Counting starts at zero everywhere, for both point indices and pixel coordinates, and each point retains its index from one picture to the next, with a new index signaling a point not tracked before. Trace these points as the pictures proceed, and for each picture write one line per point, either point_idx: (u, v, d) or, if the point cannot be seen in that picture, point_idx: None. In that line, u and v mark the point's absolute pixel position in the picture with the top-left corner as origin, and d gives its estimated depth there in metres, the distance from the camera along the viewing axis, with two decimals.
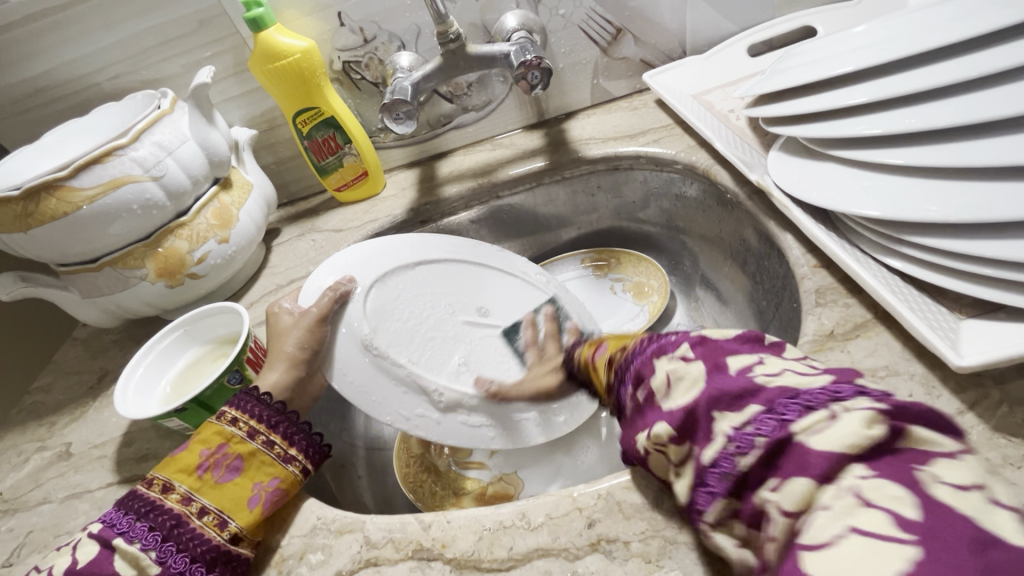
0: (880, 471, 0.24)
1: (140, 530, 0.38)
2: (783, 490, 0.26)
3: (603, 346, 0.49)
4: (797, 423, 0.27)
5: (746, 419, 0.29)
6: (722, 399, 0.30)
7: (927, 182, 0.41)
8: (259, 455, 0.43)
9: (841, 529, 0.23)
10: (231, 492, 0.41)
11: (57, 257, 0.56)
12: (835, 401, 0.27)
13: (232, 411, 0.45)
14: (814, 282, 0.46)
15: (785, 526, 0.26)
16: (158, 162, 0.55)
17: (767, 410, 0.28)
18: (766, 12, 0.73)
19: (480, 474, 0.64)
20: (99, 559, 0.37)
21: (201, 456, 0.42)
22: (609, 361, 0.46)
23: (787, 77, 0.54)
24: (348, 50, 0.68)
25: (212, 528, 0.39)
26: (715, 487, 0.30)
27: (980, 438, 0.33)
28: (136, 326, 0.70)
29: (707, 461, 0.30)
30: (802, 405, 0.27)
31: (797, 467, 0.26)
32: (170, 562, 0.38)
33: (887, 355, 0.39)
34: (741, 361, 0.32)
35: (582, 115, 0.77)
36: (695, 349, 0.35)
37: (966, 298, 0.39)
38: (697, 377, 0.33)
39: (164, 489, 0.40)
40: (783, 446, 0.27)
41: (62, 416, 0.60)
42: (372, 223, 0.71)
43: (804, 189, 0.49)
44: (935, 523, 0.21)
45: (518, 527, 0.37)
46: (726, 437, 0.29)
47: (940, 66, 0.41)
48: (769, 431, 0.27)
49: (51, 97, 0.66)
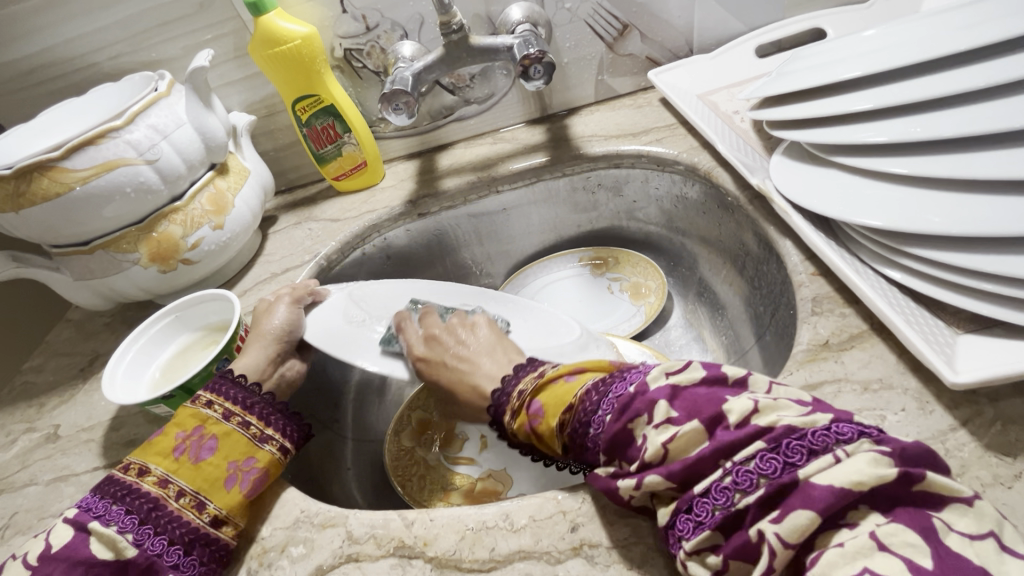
0: (895, 517, 0.27)
1: (116, 514, 0.38)
2: (784, 526, 0.27)
3: (539, 406, 0.40)
4: (804, 468, 0.28)
5: (749, 455, 0.30)
6: (725, 441, 0.30)
7: (929, 193, 0.40)
8: (234, 434, 0.43)
9: (856, 570, 0.25)
10: (207, 474, 0.41)
11: (50, 239, 0.56)
12: (840, 443, 0.29)
13: (207, 394, 0.45)
14: (811, 290, 0.45)
15: (785, 557, 0.27)
16: (153, 146, 0.55)
17: (772, 449, 0.29)
18: (776, 13, 0.72)
19: (469, 470, 0.63)
20: (75, 543, 0.37)
21: (177, 439, 0.42)
22: (557, 429, 0.39)
23: (793, 80, 0.53)
24: (350, 37, 0.67)
25: (191, 510, 0.39)
26: (702, 514, 0.30)
27: (971, 456, 0.33)
28: (129, 310, 0.70)
29: (701, 491, 0.31)
30: (808, 449, 0.29)
31: (801, 501, 0.27)
32: (147, 544, 0.37)
33: (881, 367, 0.38)
34: (739, 411, 0.31)
35: (586, 111, 0.76)
36: (676, 406, 0.33)
37: (964, 312, 0.38)
38: (696, 439, 0.31)
39: (140, 473, 0.40)
40: (789, 489, 0.28)
41: (51, 398, 0.60)
42: (368, 214, 0.71)
43: (807, 196, 0.48)
44: (946, 570, 0.24)
45: (500, 529, 0.37)
46: (726, 472, 0.30)
47: (950, 75, 0.41)
48: (773, 472, 0.29)
49: (47, 76, 0.66)
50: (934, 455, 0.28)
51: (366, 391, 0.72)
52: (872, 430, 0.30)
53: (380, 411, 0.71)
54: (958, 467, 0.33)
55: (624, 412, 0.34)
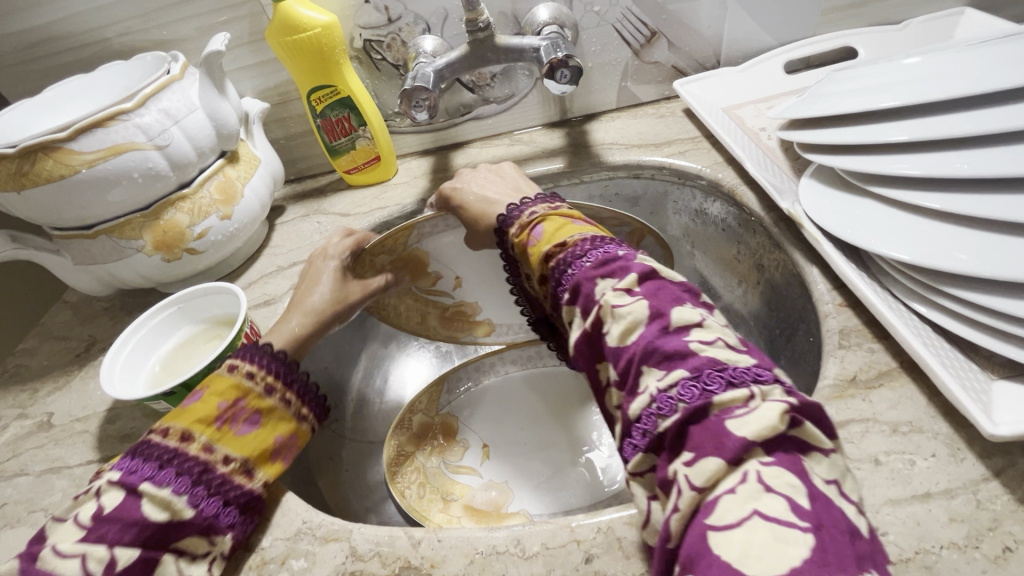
0: (779, 460, 0.27)
1: (168, 476, 0.37)
2: (694, 468, 0.28)
3: (542, 230, 0.45)
4: (717, 396, 0.29)
5: (672, 382, 0.31)
6: (655, 352, 0.32)
7: (965, 232, 0.39)
8: (277, 411, 0.44)
9: (746, 512, 0.26)
10: (253, 445, 0.42)
11: (51, 221, 0.54)
12: (756, 382, 0.30)
13: (246, 365, 0.44)
14: (838, 322, 0.44)
15: (692, 499, 0.28)
16: (163, 131, 0.53)
17: (694, 377, 0.30)
18: (807, 29, 0.71)
19: (470, 480, 0.62)
20: (126, 504, 0.35)
21: (218, 409, 0.41)
22: (542, 254, 0.43)
23: (827, 103, 0.51)
24: (370, 28, 0.65)
25: (240, 475, 0.40)
26: (637, 438, 0.32)
27: (1004, 510, 0.32)
28: (128, 295, 0.68)
29: (634, 416, 0.32)
30: (727, 380, 0.30)
31: (714, 447, 0.28)
32: (203, 507, 0.37)
33: (910, 409, 0.37)
34: (684, 317, 0.33)
35: (607, 118, 0.74)
36: (641, 285, 0.36)
37: (998, 357, 0.37)
38: (639, 318, 0.34)
39: (182, 438, 0.39)
40: (699, 416, 0.29)
41: (44, 384, 0.58)
42: (380, 211, 0.69)
43: (838, 225, 0.46)
44: (821, 513, 0.25)
45: (511, 555, 0.35)
46: (652, 395, 0.32)
47: (996, 110, 0.39)
48: (690, 398, 0.30)
49: (53, 49, 0.63)
50: (826, 414, 0.30)
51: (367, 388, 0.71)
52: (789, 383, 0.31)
53: (380, 411, 0.70)
54: (989, 520, 0.32)
55: (603, 266, 0.38)
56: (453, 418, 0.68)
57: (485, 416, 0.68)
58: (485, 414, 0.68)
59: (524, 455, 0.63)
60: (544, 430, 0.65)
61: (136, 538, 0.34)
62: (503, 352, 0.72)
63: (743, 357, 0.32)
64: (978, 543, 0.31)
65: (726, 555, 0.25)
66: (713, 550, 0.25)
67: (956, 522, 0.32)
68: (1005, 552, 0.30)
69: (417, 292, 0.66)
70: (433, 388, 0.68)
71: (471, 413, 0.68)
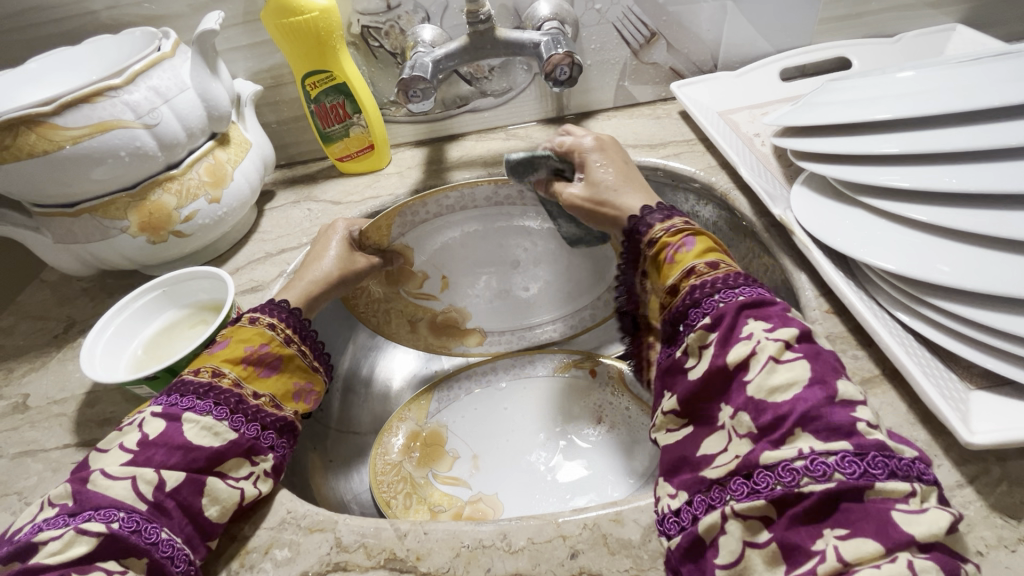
0: (934, 558, 0.27)
1: (207, 405, 0.41)
2: (846, 542, 0.28)
3: (693, 245, 0.44)
4: (880, 482, 0.29)
5: (832, 449, 0.30)
6: (818, 418, 0.31)
7: (950, 244, 0.40)
8: (296, 360, 0.48)
9: None
10: (278, 385, 0.47)
11: (33, 197, 0.52)
12: (916, 480, 0.30)
13: (267, 317, 0.48)
14: (824, 328, 0.45)
15: (834, 567, 0.27)
16: (152, 109, 0.51)
17: (858, 453, 0.30)
18: (803, 38, 0.72)
19: (457, 491, 0.59)
20: (171, 430, 0.38)
21: (245, 352, 0.45)
22: (685, 267, 0.43)
23: (821, 113, 0.52)
24: (369, 14, 0.64)
25: (270, 407, 0.45)
26: (762, 483, 0.31)
27: (977, 515, 0.33)
28: (109, 277, 0.66)
29: (771, 464, 0.31)
30: (891, 469, 0.29)
31: (875, 531, 0.27)
32: (243, 431, 0.41)
33: (891, 416, 0.39)
34: (847, 392, 0.32)
35: (602, 116, 0.74)
36: (800, 343, 0.35)
37: (977, 367, 0.39)
38: (801, 378, 0.33)
39: (214, 374, 0.43)
40: (856, 491, 0.29)
41: (20, 363, 0.57)
42: (372, 200, 0.68)
43: (829, 233, 0.47)
44: None
45: (497, 549, 0.36)
46: (802, 453, 0.30)
47: (985, 126, 0.40)
48: (852, 473, 0.29)
49: (38, 20, 0.61)
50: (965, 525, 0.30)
51: (353, 382, 0.70)
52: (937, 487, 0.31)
53: (364, 404, 0.70)
54: (963, 525, 0.33)
55: (757, 309, 0.37)
56: (442, 428, 0.65)
57: (473, 422, 0.66)
58: (472, 423, 0.66)
59: (515, 464, 0.61)
60: (536, 437, 0.63)
61: (183, 460, 0.38)
62: (495, 361, 0.71)
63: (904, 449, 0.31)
64: None
65: None
66: None
67: None
68: (977, 556, 0.31)
69: (405, 296, 0.68)
70: (422, 399, 0.67)
71: (458, 418, 0.66)
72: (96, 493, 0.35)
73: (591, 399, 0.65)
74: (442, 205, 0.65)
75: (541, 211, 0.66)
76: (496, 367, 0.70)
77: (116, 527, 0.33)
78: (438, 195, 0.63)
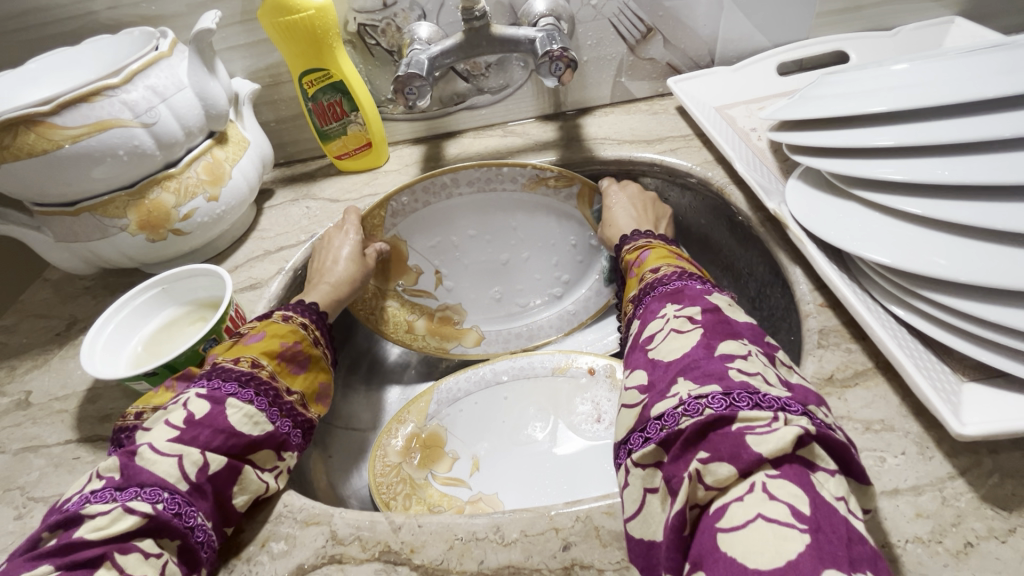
0: (785, 473, 0.28)
1: (247, 394, 0.41)
2: (706, 467, 0.29)
3: (648, 255, 0.50)
4: (743, 412, 0.30)
5: (703, 392, 0.31)
6: (695, 367, 0.33)
7: (943, 236, 0.40)
8: (321, 362, 0.50)
9: (751, 515, 0.26)
10: (306, 383, 0.48)
11: (34, 196, 0.53)
12: (784, 411, 0.30)
13: (299, 316, 0.50)
14: (818, 321, 0.45)
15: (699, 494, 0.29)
16: (150, 108, 0.52)
17: (724, 392, 0.31)
18: (800, 32, 0.71)
19: (458, 492, 0.60)
20: (215, 413, 0.39)
21: (281, 347, 0.47)
22: (641, 276, 0.48)
23: (817, 105, 0.52)
24: (364, 12, 0.64)
25: (300, 406, 0.46)
26: (651, 432, 0.32)
27: (967, 506, 0.33)
28: (111, 276, 0.67)
29: (655, 413, 0.33)
30: (755, 402, 0.30)
31: (729, 454, 0.29)
32: (278, 424, 0.43)
33: (884, 409, 0.39)
34: (728, 349, 0.34)
35: (600, 113, 0.74)
36: (704, 314, 0.38)
37: (969, 360, 0.39)
38: (689, 343, 0.35)
39: (254, 365, 0.44)
40: (722, 422, 0.30)
41: (23, 361, 0.58)
42: (370, 197, 0.68)
43: (823, 227, 0.47)
44: (820, 518, 0.26)
45: (490, 541, 0.36)
46: (680, 400, 0.32)
47: (978, 118, 0.40)
48: (718, 407, 0.30)
49: (38, 21, 0.62)
50: (851, 449, 0.29)
51: (353, 378, 0.71)
52: (820, 419, 0.31)
53: (363, 400, 0.70)
54: (953, 516, 0.33)
55: (676, 294, 0.41)
56: (441, 429, 0.65)
57: (470, 420, 0.65)
58: (469, 421, 0.65)
59: (516, 465, 0.61)
60: (534, 437, 0.63)
61: (224, 444, 0.38)
62: (494, 364, 0.70)
63: (778, 390, 0.32)
64: (942, 538, 0.32)
65: (730, 552, 0.26)
66: (719, 549, 0.26)
67: (922, 517, 0.33)
68: (967, 548, 0.31)
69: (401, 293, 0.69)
70: (419, 400, 0.67)
71: (456, 418, 0.66)
72: (145, 470, 0.35)
73: (589, 398, 0.66)
74: (430, 191, 0.65)
75: (542, 197, 0.67)
76: (495, 372, 0.69)
77: (160, 508, 0.34)
78: (422, 182, 0.63)
